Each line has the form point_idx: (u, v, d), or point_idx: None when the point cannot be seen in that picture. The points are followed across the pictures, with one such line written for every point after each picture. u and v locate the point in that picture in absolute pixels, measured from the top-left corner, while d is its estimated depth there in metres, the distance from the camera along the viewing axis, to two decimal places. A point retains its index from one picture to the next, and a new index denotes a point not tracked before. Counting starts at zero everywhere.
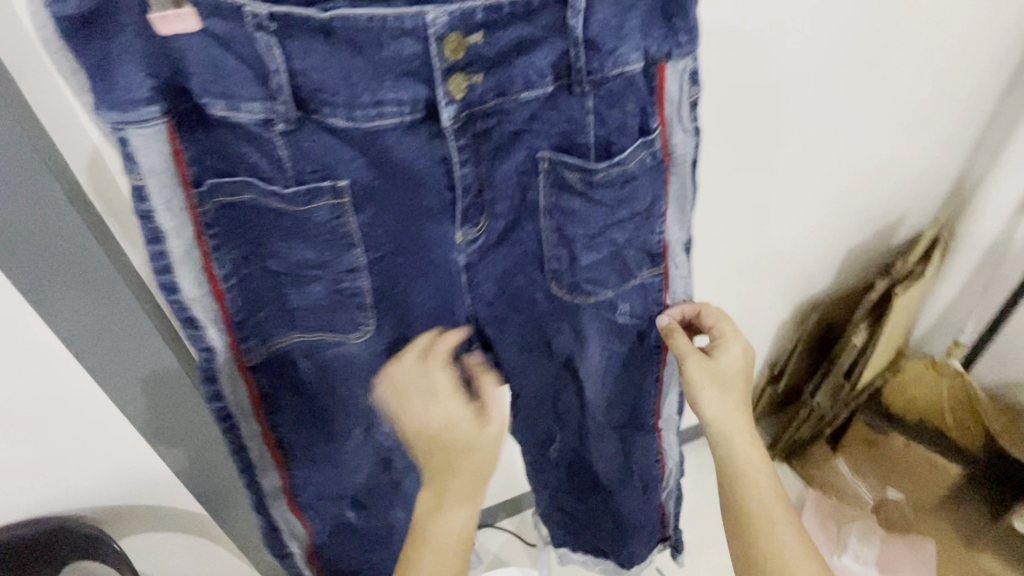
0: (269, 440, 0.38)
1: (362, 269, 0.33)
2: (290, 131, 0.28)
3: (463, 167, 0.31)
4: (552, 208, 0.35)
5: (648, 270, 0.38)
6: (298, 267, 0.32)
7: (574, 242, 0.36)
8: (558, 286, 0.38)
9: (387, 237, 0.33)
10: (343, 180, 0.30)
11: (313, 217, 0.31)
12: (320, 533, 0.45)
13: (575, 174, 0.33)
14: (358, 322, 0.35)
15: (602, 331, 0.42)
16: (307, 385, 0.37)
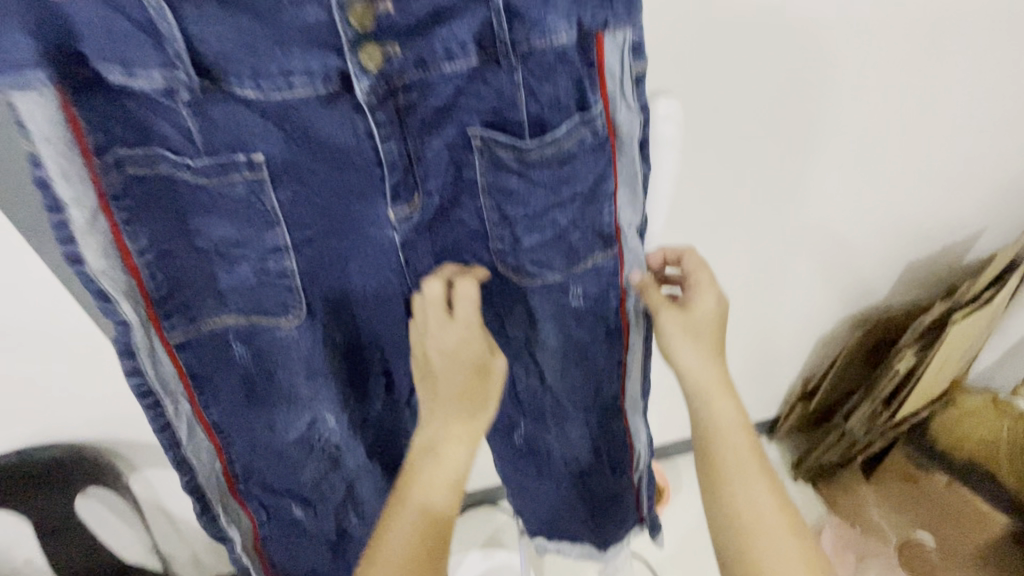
0: (203, 424, 0.37)
1: (288, 249, 0.32)
2: (196, 100, 0.26)
3: (387, 142, 0.29)
4: (490, 188, 0.32)
5: (601, 253, 0.36)
6: (222, 244, 0.31)
7: (514, 223, 0.34)
8: (503, 267, 0.36)
9: (314, 216, 0.31)
10: (258, 154, 0.29)
11: (232, 190, 0.29)
12: (266, 525, 0.45)
13: (509, 152, 0.31)
14: (288, 305, 0.34)
15: (553, 313, 0.39)
16: (243, 369, 0.36)
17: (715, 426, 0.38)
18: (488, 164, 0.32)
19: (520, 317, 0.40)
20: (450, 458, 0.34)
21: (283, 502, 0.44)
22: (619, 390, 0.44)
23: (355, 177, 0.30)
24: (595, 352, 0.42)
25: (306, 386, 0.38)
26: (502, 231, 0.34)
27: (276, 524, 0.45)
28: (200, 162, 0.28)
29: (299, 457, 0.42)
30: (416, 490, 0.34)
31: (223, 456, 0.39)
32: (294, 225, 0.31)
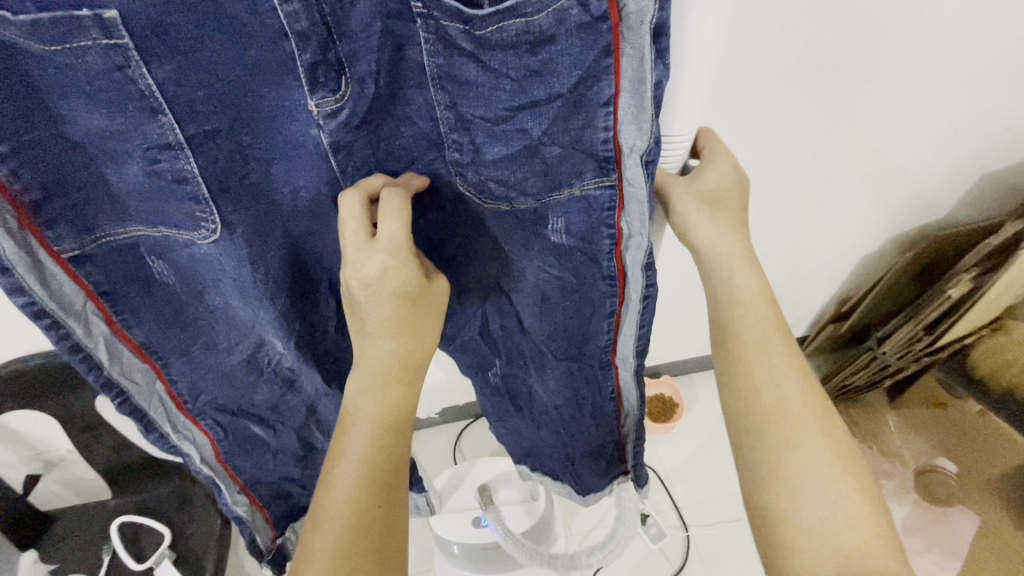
0: (129, 345, 0.33)
1: (184, 147, 0.25)
2: None
3: (289, 3, 0.22)
4: (436, 79, 0.25)
5: (592, 179, 0.27)
6: (100, 136, 0.25)
7: (471, 127, 0.26)
8: (464, 184, 0.29)
9: (211, 103, 0.25)
10: (108, 11, 0.21)
11: (87, 58, 0.22)
12: (226, 442, 0.42)
13: (461, 30, 0.23)
14: (198, 218, 0.28)
15: (531, 246, 0.32)
16: (168, 284, 0.32)
17: (738, 314, 0.37)
18: (434, 43, 0.24)
19: (486, 245, 0.34)
20: (385, 398, 0.32)
21: (244, 430, 0.42)
22: (610, 344, 0.37)
23: (259, 53, 0.24)
24: (584, 304, 0.34)
25: (242, 308, 0.34)
26: (459, 136, 0.27)
27: (237, 440, 0.43)
28: (29, 21, 0.21)
29: (250, 380, 0.39)
30: (352, 439, 0.32)
31: (165, 376, 0.36)
32: (184, 115, 0.25)
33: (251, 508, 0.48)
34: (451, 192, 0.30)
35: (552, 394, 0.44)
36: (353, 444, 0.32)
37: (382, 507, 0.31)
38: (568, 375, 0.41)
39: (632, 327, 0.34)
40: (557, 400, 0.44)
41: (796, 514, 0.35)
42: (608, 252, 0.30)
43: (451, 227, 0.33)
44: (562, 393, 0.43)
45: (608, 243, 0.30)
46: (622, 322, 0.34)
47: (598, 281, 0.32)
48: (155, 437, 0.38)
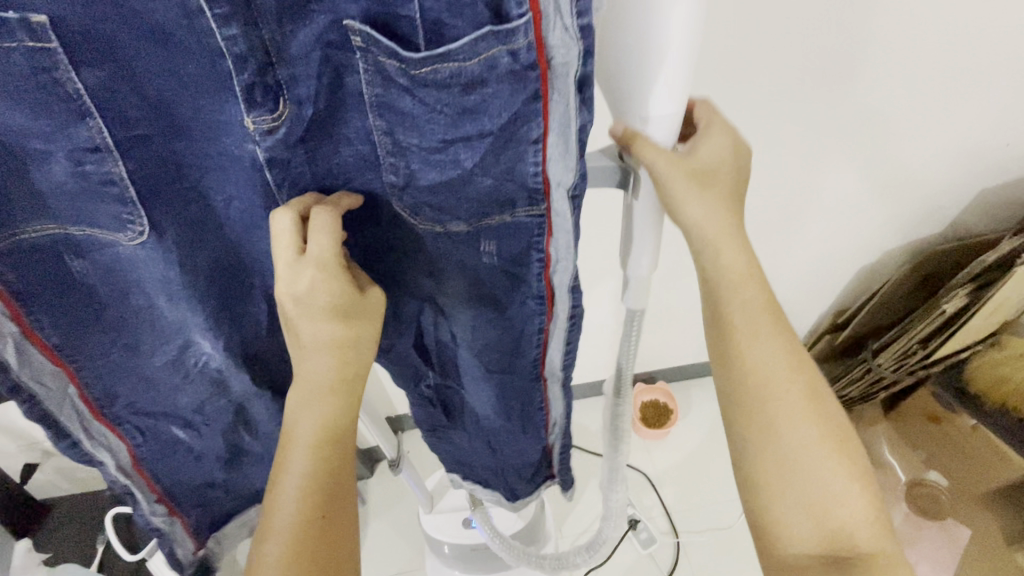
0: (39, 346, 0.34)
1: (110, 150, 0.27)
2: None
3: (228, 28, 0.22)
4: (369, 110, 0.26)
5: (523, 209, 0.29)
6: (16, 135, 0.26)
7: (405, 155, 0.27)
8: (399, 205, 0.30)
9: (143, 110, 0.27)
10: (39, 17, 0.23)
11: (13, 58, 0.23)
12: (143, 446, 0.44)
13: (397, 68, 0.24)
14: (124, 219, 0.30)
15: (461, 266, 0.34)
16: (89, 284, 0.33)
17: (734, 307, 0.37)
18: (370, 76, 0.24)
19: (423, 263, 0.35)
20: (325, 410, 0.33)
21: (165, 433, 0.44)
22: (540, 357, 0.40)
23: (190, 67, 0.26)
24: (515, 319, 0.37)
25: (169, 309, 0.36)
26: (395, 162, 0.28)
27: (155, 445, 0.45)
28: None
29: (176, 385, 0.41)
30: (294, 448, 0.33)
31: (77, 381, 0.38)
32: (115, 122, 0.27)
33: (169, 516, 0.51)
34: (387, 212, 0.31)
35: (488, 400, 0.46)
36: (299, 455, 0.33)
37: (324, 519, 0.33)
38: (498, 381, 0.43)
39: (559, 339, 0.38)
40: (491, 407, 0.46)
41: (776, 516, 0.37)
42: (538, 273, 0.33)
43: (383, 247, 0.34)
44: (492, 401, 0.45)
45: (536, 267, 0.33)
46: (552, 332, 0.37)
47: (523, 299, 0.35)
48: (66, 444, 0.40)
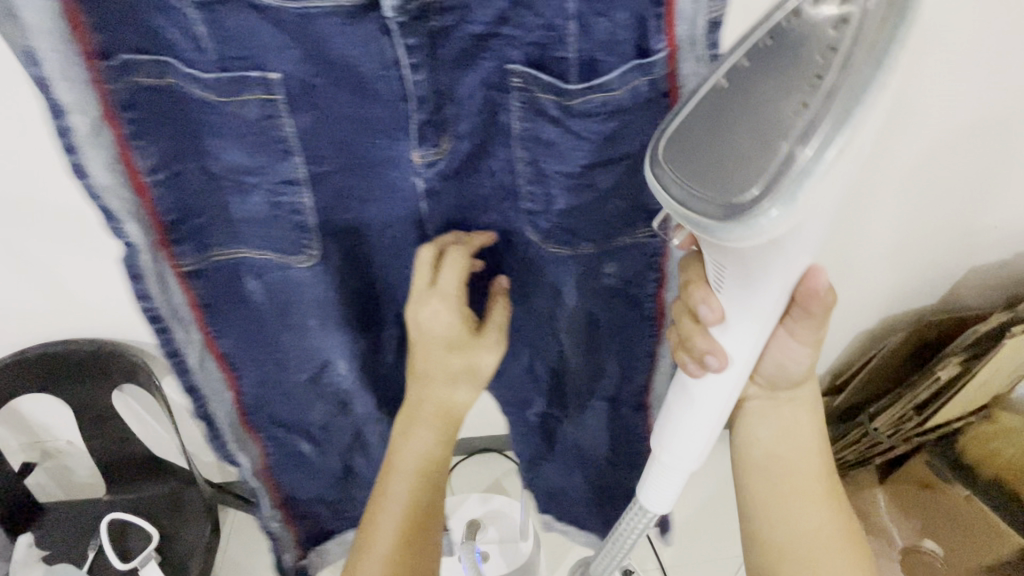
0: (205, 338, 0.48)
1: (302, 183, 0.39)
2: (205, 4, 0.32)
3: (415, 74, 0.35)
4: (522, 142, 0.40)
5: (643, 228, 0.46)
6: (233, 171, 0.39)
7: (548, 178, 0.41)
8: (536, 228, 0.45)
9: (331, 151, 0.39)
10: (271, 73, 0.35)
11: (249, 119, 0.36)
12: (271, 448, 0.59)
13: (554, 103, 0.38)
14: (302, 245, 0.43)
15: (578, 278, 0.49)
16: (252, 297, 0.47)
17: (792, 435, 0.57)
18: (523, 117, 0.39)
19: (548, 271, 0.49)
20: (419, 441, 0.48)
21: (292, 440, 0.60)
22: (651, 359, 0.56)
23: (378, 108, 0.37)
24: (629, 323, 0.53)
25: (318, 324, 0.50)
26: (536, 184, 0.42)
27: (280, 447, 0.60)
28: (208, 77, 0.35)
29: (301, 380, 0.54)
30: (396, 476, 0.49)
31: (231, 376, 0.51)
32: (309, 158, 0.39)
33: (278, 513, 0.67)
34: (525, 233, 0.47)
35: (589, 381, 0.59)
36: (397, 479, 0.49)
37: (417, 522, 0.49)
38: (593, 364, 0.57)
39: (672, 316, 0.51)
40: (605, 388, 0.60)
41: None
42: (656, 262, 0.48)
43: (528, 265, 0.51)
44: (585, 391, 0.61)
45: (655, 262, 0.48)
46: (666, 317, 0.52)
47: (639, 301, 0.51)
48: (217, 441, 0.54)
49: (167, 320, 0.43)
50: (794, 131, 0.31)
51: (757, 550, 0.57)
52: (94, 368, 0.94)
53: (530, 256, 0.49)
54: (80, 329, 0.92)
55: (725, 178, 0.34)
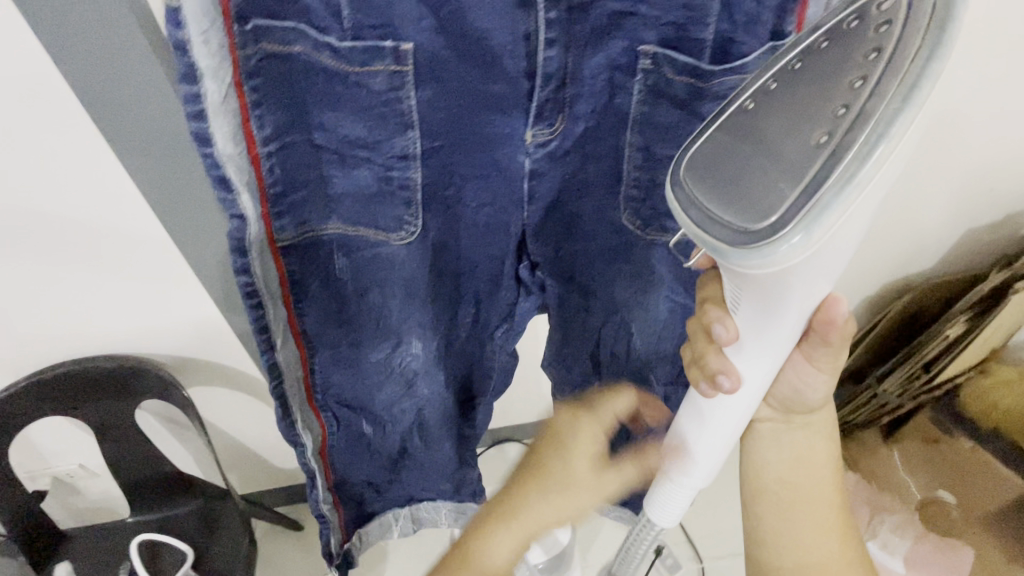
0: (288, 311, 0.52)
1: (415, 158, 0.46)
2: None
3: (549, 49, 0.42)
4: (641, 126, 0.49)
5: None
6: (343, 146, 0.45)
7: (658, 160, 0.52)
8: (635, 216, 0.56)
9: (442, 127, 0.46)
10: (404, 44, 0.40)
11: (378, 93, 0.42)
12: (333, 431, 0.67)
13: (685, 90, 0.46)
14: (404, 224, 0.50)
15: (668, 254, 0.59)
16: (338, 274, 0.53)
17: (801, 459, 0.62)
18: (645, 100, 0.48)
19: (641, 252, 0.59)
20: (497, 538, 0.54)
21: (352, 421, 0.67)
22: None
23: (498, 85, 0.44)
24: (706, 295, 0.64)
25: (396, 300, 0.57)
26: (644, 166, 0.52)
27: (341, 427, 0.67)
28: (343, 46, 0.40)
29: (380, 358, 0.62)
30: (466, 565, 0.53)
31: (301, 348, 0.57)
32: (421, 132, 0.45)
33: (330, 503, 0.75)
34: (612, 214, 0.56)
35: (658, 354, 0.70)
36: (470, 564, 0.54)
37: None
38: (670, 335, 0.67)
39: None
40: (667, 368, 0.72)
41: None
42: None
43: (615, 249, 0.60)
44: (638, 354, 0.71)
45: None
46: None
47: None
48: (286, 422, 0.59)
49: (260, 293, 0.48)
50: (809, 180, 0.36)
51: (756, 551, 0.65)
52: (118, 390, 0.90)
53: (612, 237, 0.59)
54: (99, 350, 0.89)
55: (745, 202, 0.38)
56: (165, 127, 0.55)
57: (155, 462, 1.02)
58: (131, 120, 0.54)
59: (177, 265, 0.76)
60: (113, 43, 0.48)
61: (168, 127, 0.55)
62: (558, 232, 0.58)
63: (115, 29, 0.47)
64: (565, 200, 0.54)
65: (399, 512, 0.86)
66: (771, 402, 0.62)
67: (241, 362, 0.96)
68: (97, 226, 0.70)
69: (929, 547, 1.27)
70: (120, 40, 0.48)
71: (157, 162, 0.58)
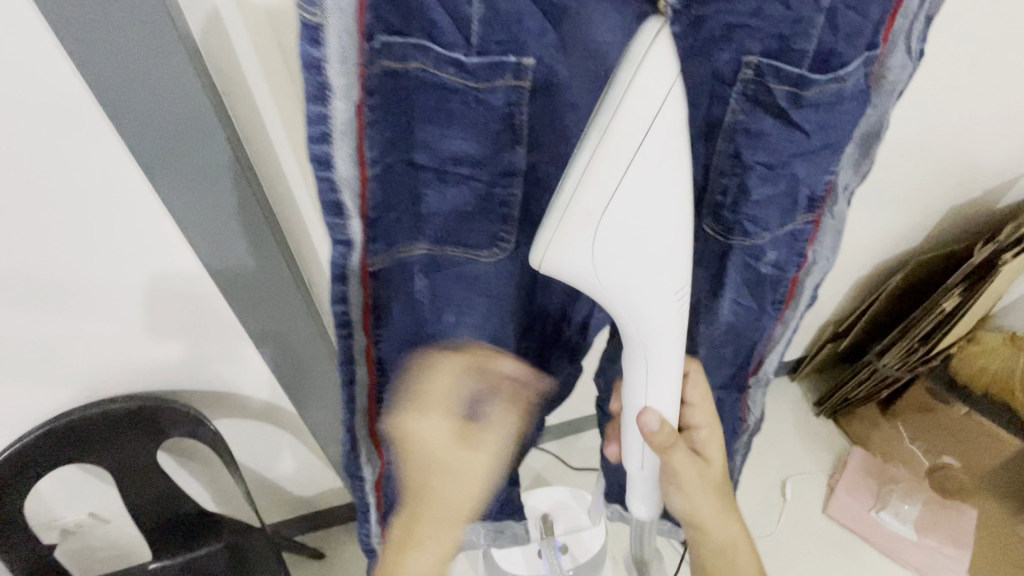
0: (365, 332, 0.52)
1: (520, 173, 0.46)
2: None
3: None
4: (732, 133, 0.47)
5: (801, 217, 0.54)
6: (443, 164, 0.44)
7: (748, 169, 0.49)
8: (716, 220, 0.53)
9: (547, 140, 0.47)
10: (526, 60, 0.39)
11: (494, 108, 0.41)
12: (393, 459, 0.64)
13: (785, 97, 0.45)
14: (498, 240, 0.50)
15: (742, 265, 0.57)
16: (417, 293, 0.53)
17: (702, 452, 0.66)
18: (740, 108, 0.46)
19: (713, 255, 0.58)
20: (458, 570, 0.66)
21: (417, 450, 0.64)
22: (767, 334, 0.67)
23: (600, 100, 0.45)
24: (761, 306, 0.62)
25: (473, 317, 0.56)
26: (733, 176, 0.50)
27: (404, 457, 0.64)
28: (469, 65, 0.38)
29: None
30: None
31: (372, 370, 0.56)
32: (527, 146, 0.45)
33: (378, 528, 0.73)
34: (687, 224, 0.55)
35: (719, 350, 0.69)
36: None
37: None
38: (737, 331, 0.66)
39: (805, 286, 0.62)
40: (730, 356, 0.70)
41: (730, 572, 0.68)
42: (801, 246, 0.57)
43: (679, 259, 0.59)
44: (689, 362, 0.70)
45: (800, 246, 0.57)
46: (797, 284, 0.61)
47: (775, 283, 0.60)
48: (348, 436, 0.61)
49: (348, 309, 0.49)
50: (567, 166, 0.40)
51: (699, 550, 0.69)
52: (141, 429, 0.87)
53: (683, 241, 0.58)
54: (119, 388, 0.86)
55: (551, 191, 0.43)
56: (210, 146, 0.55)
57: (179, 500, 0.99)
58: (175, 140, 0.54)
59: (202, 289, 0.74)
60: (160, 65, 0.47)
61: (212, 146, 0.55)
62: None
63: (163, 51, 0.47)
64: None
65: (433, 540, 0.76)
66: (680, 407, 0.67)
67: (267, 389, 0.94)
68: (121, 259, 0.67)
69: (937, 512, 1.34)
70: (166, 61, 0.47)
71: (196, 180, 0.58)
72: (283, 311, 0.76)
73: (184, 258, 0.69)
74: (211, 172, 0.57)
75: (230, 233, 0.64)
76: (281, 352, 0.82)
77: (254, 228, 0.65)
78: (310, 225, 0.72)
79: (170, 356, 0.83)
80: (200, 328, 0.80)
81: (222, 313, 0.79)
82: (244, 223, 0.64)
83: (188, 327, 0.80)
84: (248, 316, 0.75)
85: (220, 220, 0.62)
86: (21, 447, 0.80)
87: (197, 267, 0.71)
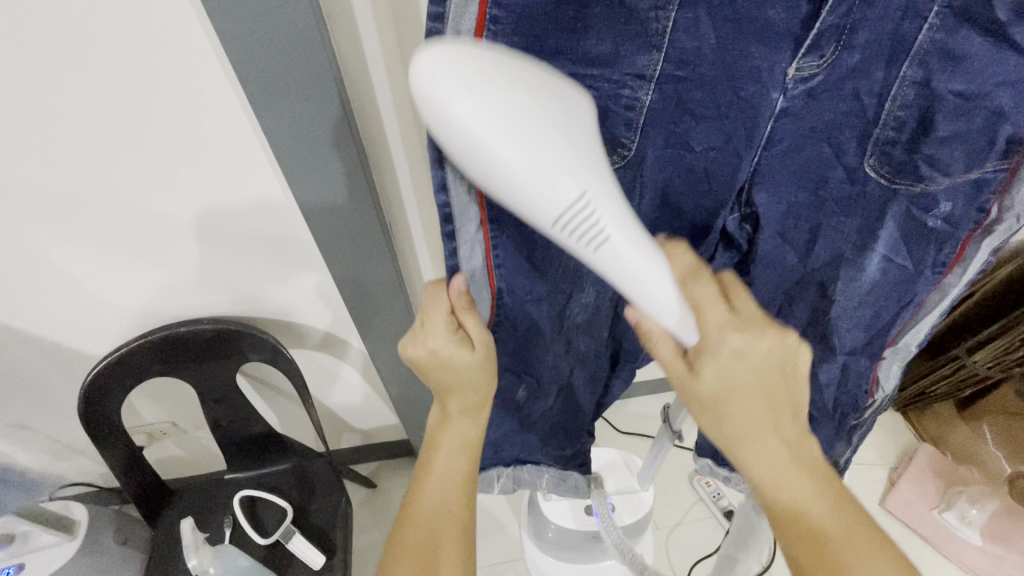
0: (484, 252, 0.51)
1: (653, 79, 0.43)
2: None
3: None
4: (926, 58, 0.40)
5: (992, 164, 0.42)
6: (588, 64, 0.41)
7: (939, 99, 0.41)
8: (881, 164, 0.45)
9: (686, 52, 0.42)
10: None
11: (640, 11, 0.39)
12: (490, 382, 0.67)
13: (1005, 9, 0.36)
14: (619, 147, 0.46)
15: (904, 228, 0.48)
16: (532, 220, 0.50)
17: (734, 395, 0.46)
18: (941, 25, 0.38)
19: (870, 204, 0.48)
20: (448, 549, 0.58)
21: (516, 368, 0.67)
22: (895, 333, 0.56)
23: (775, 12, 0.40)
24: (911, 289, 0.52)
25: None
26: (904, 120, 0.43)
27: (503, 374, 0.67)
28: None
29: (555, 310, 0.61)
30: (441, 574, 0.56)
31: (494, 292, 0.55)
32: (669, 59, 0.42)
33: None
34: (841, 172, 0.48)
35: (853, 328, 0.56)
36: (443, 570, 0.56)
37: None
38: (875, 303, 0.54)
39: (985, 249, 0.47)
40: (858, 333, 0.57)
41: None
42: (986, 199, 0.44)
43: (818, 212, 0.51)
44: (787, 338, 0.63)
45: (986, 199, 0.44)
46: (970, 247, 0.47)
47: (942, 246, 0.48)
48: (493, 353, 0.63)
49: (454, 221, 0.46)
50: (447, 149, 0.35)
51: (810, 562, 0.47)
52: (219, 351, 0.93)
53: (835, 185, 0.49)
54: (204, 307, 0.92)
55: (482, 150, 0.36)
56: (314, 65, 0.55)
57: (252, 420, 1.06)
58: (276, 58, 0.54)
59: (284, 218, 0.77)
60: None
61: (316, 67, 0.55)
62: (785, 184, 0.49)
63: None
64: (797, 169, 0.48)
65: (501, 469, 0.82)
66: (727, 347, 0.46)
67: (335, 324, 0.98)
68: (216, 179, 0.70)
69: (1001, 520, 1.26)
70: None
71: (296, 101, 0.58)
72: (366, 245, 0.78)
73: (272, 184, 0.72)
74: (310, 94, 0.57)
75: (323, 160, 0.65)
76: (357, 286, 0.85)
77: (346, 156, 0.65)
78: (396, 155, 0.73)
79: (250, 280, 0.87)
80: (281, 255, 0.83)
81: (306, 242, 0.81)
82: (339, 150, 0.64)
83: (268, 254, 0.83)
84: (331, 246, 0.77)
85: (313, 145, 0.63)
86: (118, 357, 0.87)
87: (280, 193, 0.73)
